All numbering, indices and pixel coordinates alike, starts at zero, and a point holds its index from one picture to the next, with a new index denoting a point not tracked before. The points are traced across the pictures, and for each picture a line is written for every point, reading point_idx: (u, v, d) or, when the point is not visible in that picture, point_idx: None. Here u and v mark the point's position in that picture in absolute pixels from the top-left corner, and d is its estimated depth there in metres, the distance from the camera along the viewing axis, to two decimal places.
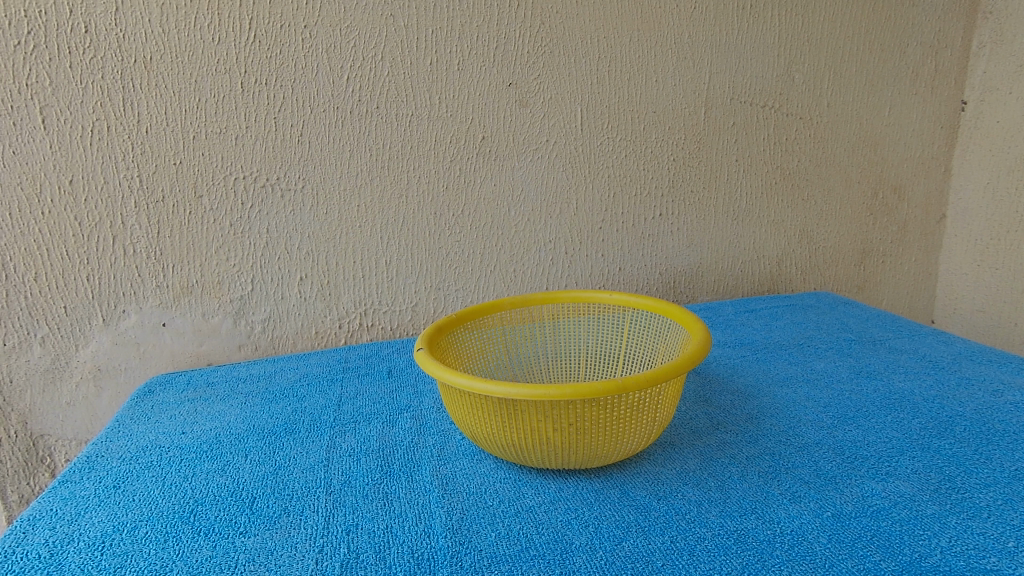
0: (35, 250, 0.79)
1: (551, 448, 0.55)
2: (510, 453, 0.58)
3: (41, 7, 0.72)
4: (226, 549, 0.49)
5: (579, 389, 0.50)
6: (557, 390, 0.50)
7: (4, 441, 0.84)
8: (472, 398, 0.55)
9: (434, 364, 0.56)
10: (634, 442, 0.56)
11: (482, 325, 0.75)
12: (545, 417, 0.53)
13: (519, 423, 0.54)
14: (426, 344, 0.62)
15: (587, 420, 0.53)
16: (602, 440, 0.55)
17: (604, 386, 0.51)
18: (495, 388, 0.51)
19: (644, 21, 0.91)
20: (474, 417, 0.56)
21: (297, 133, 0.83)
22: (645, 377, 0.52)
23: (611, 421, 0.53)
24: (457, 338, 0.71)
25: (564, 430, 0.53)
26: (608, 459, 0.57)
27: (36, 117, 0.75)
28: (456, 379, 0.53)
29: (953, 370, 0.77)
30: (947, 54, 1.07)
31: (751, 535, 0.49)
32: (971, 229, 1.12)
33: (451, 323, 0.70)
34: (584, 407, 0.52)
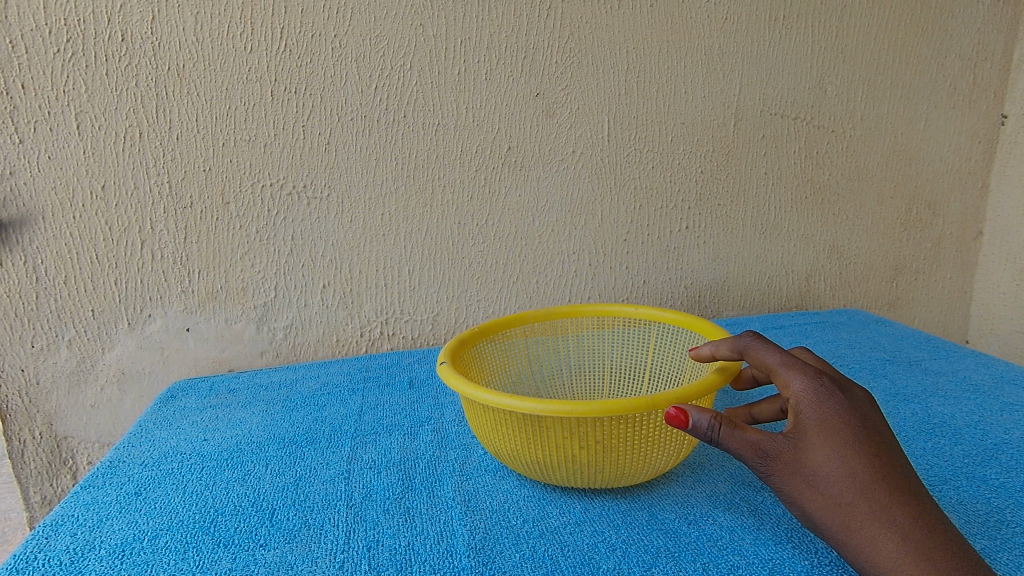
0: (66, 253, 0.80)
1: (577, 465, 0.53)
2: (534, 470, 0.56)
3: (80, 16, 0.73)
4: (247, 562, 0.48)
5: (607, 406, 0.49)
6: (584, 406, 0.48)
7: (28, 442, 0.85)
8: (496, 413, 0.54)
9: (457, 378, 0.55)
10: (664, 461, 0.55)
11: (505, 338, 0.74)
12: (571, 433, 0.51)
13: (544, 439, 0.52)
14: (449, 358, 0.61)
15: (615, 438, 0.51)
16: (631, 459, 0.53)
17: (634, 403, 0.49)
18: (519, 404, 0.49)
19: (673, 32, 0.90)
20: (497, 432, 0.55)
21: (325, 141, 0.83)
22: (676, 395, 0.50)
23: (640, 440, 0.52)
24: (480, 351, 0.70)
25: (590, 448, 0.52)
26: (636, 478, 0.55)
27: (71, 123, 0.76)
28: (479, 395, 0.52)
29: (996, 395, 0.73)
30: (987, 66, 1.04)
31: (787, 565, 0.46)
32: (1011, 247, 1.08)
33: (473, 335, 0.69)
34: (612, 424, 0.50)
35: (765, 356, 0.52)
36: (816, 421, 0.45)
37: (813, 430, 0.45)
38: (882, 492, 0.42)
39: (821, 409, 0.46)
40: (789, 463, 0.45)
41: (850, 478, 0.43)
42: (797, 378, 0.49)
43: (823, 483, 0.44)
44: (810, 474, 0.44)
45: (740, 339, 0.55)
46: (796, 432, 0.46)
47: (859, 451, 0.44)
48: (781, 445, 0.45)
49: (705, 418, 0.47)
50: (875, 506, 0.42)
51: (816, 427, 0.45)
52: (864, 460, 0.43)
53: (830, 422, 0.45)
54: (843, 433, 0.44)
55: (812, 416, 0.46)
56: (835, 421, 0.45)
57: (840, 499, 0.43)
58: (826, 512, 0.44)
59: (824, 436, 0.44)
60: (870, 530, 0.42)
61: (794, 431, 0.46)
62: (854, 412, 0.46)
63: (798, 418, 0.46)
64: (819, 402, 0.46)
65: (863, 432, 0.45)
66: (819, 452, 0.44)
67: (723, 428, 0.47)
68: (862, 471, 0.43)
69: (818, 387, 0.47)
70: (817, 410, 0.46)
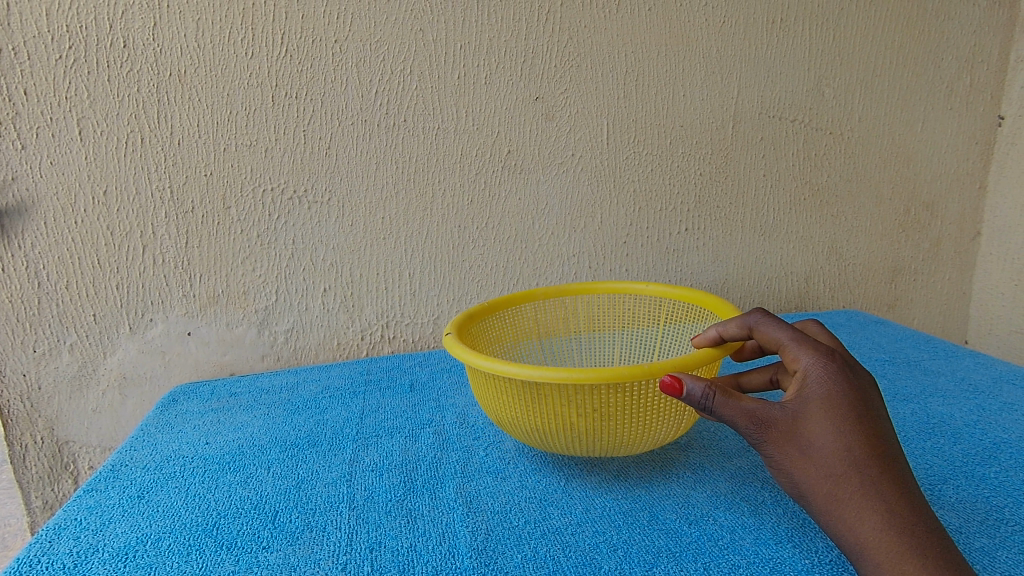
0: (68, 258, 0.80)
1: (575, 434, 0.54)
2: (534, 439, 0.57)
3: (82, 23, 0.74)
4: (250, 564, 0.49)
5: (602, 372, 0.49)
6: (579, 373, 0.49)
7: (30, 446, 0.85)
8: (496, 382, 0.55)
9: (460, 347, 0.57)
10: (664, 432, 0.55)
11: (517, 313, 0.76)
12: (568, 401, 0.52)
13: (542, 408, 0.53)
14: (455, 330, 0.62)
15: (612, 407, 0.52)
16: (628, 430, 0.53)
17: (629, 371, 0.50)
18: (517, 370, 0.50)
19: (672, 35, 0.91)
20: (496, 401, 0.56)
21: (325, 145, 0.84)
22: (672, 364, 0.51)
23: (638, 410, 0.52)
24: (490, 325, 0.72)
25: (587, 417, 0.52)
26: (635, 449, 0.56)
27: (74, 128, 0.77)
28: (479, 362, 0.53)
29: (995, 395, 0.73)
30: (983, 69, 1.04)
31: (789, 564, 0.47)
32: (1009, 247, 1.08)
33: (481, 312, 0.70)
34: (610, 394, 0.51)
35: (773, 332, 0.52)
36: (820, 395, 0.46)
37: (815, 404, 0.46)
38: (874, 469, 0.44)
39: (827, 385, 0.47)
40: (785, 432, 0.46)
41: (845, 452, 0.44)
42: (807, 353, 0.49)
43: (817, 454, 0.45)
44: (806, 444, 0.46)
45: (747, 315, 0.55)
46: (797, 404, 0.47)
47: (857, 427, 0.45)
48: (779, 415, 0.47)
49: (700, 387, 0.47)
50: (867, 481, 0.44)
51: (819, 401, 0.46)
52: (860, 436, 0.45)
53: (833, 397, 0.46)
54: (846, 410, 0.45)
55: (816, 390, 0.47)
56: (838, 395, 0.46)
57: (833, 469, 0.44)
58: (815, 481, 0.45)
59: (825, 409, 0.46)
60: (858, 503, 0.44)
61: (795, 404, 0.47)
62: (858, 391, 0.47)
63: (801, 391, 0.47)
64: (826, 378, 0.47)
65: (864, 409, 0.46)
66: (818, 424, 0.45)
67: (719, 397, 0.47)
68: (857, 446, 0.44)
69: (827, 364, 0.48)
70: (823, 385, 0.47)
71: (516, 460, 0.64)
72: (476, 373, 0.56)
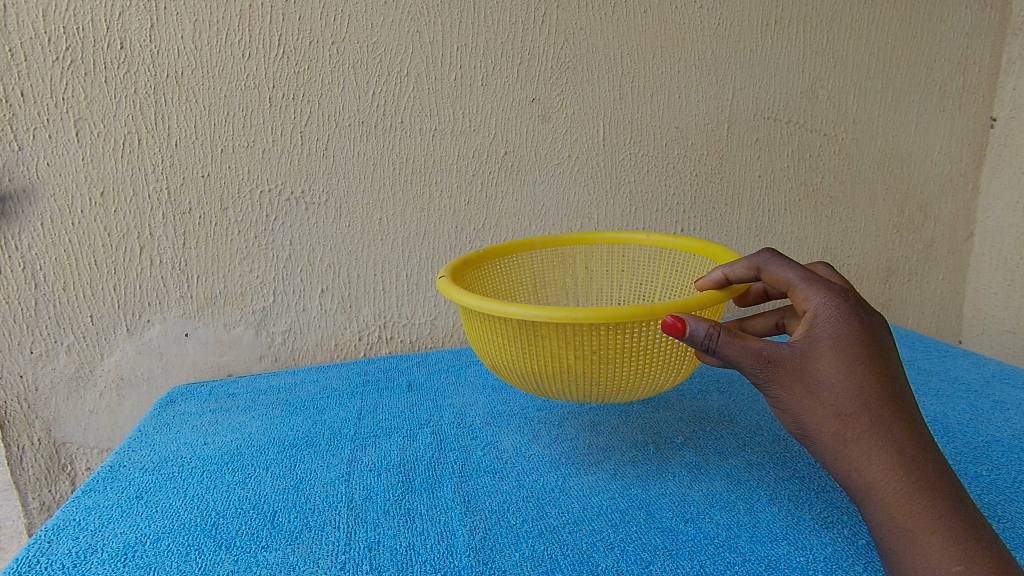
0: (66, 259, 0.80)
1: (572, 376, 0.55)
2: (530, 381, 0.58)
3: (79, 24, 0.74)
4: (249, 564, 0.50)
5: (602, 312, 0.50)
6: (579, 311, 0.49)
7: (27, 448, 0.85)
8: (494, 322, 0.55)
9: (456, 289, 0.57)
10: (660, 376, 0.56)
11: (514, 263, 0.76)
12: (566, 342, 0.52)
13: (538, 350, 0.54)
14: (450, 275, 0.63)
15: (610, 347, 0.52)
16: (625, 372, 0.54)
17: (630, 310, 0.50)
18: (515, 310, 0.51)
19: (667, 37, 0.91)
20: (494, 343, 0.57)
21: (323, 147, 0.84)
22: (673, 304, 0.51)
23: (637, 351, 0.53)
24: (487, 273, 0.73)
25: (585, 358, 0.53)
26: (632, 393, 0.57)
27: (71, 129, 0.77)
28: (476, 302, 0.53)
29: (987, 394, 0.74)
30: (975, 70, 1.05)
31: (783, 561, 0.48)
32: (1001, 248, 1.09)
33: (480, 259, 0.71)
34: (609, 334, 0.52)
35: (783, 273, 0.53)
36: (830, 335, 0.48)
37: (825, 344, 0.48)
38: (881, 408, 0.47)
39: (837, 325, 0.49)
40: (793, 371, 0.48)
41: (854, 391, 0.47)
42: (818, 293, 0.50)
43: (826, 393, 0.47)
44: (814, 383, 0.48)
45: (757, 255, 0.55)
46: (807, 343, 0.49)
47: (866, 366, 0.47)
48: (788, 355, 0.48)
49: (703, 327, 0.47)
50: (874, 419, 0.47)
51: (830, 340, 0.48)
52: (868, 375, 0.47)
53: (843, 337, 0.48)
54: (855, 350, 0.48)
55: (827, 330, 0.48)
56: (848, 335, 0.48)
57: (842, 407, 0.47)
58: (822, 419, 0.48)
59: (835, 349, 0.48)
60: (866, 443, 0.47)
61: (804, 343, 0.49)
62: (866, 330, 0.49)
63: (812, 331, 0.49)
64: (837, 317, 0.49)
65: (872, 347, 0.48)
66: (828, 364, 0.48)
67: (723, 338, 0.48)
68: (866, 386, 0.47)
69: (838, 303, 0.49)
70: (833, 325, 0.49)
71: (513, 459, 0.64)
72: (474, 314, 0.57)
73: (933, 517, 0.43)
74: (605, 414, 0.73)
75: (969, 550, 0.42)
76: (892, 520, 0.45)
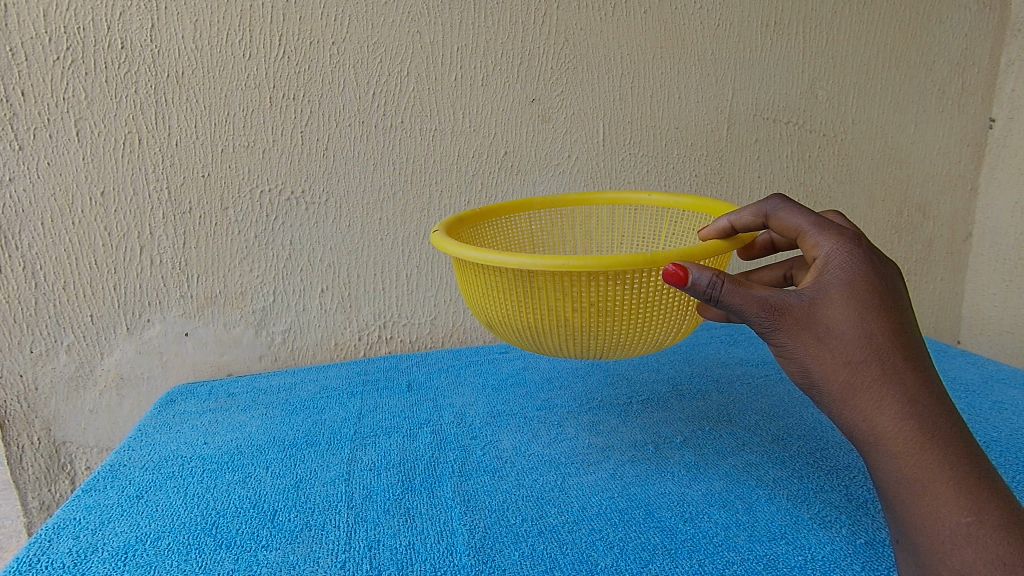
0: (65, 259, 0.80)
1: (571, 331, 0.53)
2: (526, 338, 0.57)
3: (79, 24, 0.74)
4: (249, 563, 0.50)
5: (602, 260, 0.48)
6: (578, 260, 0.48)
7: (27, 447, 0.85)
8: (489, 274, 0.53)
9: (450, 242, 0.55)
10: (661, 333, 0.55)
11: (510, 224, 0.73)
12: (564, 294, 0.51)
13: (535, 302, 0.53)
14: (444, 230, 0.61)
15: (609, 299, 0.51)
16: (624, 328, 0.53)
17: (631, 258, 0.48)
18: (510, 259, 0.49)
19: (667, 38, 0.91)
20: (489, 297, 0.55)
21: (322, 147, 0.84)
22: (677, 253, 0.49)
23: (637, 304, 0.52)
24: (482, 233, 0.69)
25: (583, 310, 0.52)
26: (632, 350, 0.56)
27: (71, 129, 0.77)
28: (470, 252, 0.51)
29: (986, 394, 0.74)
30: (974, 71, 1.05)
31: (782, 561, 0.49)
32: (1000, 248, 1.10)
33: (474, 217, 0.68)
34: (608, 284, 0.50)
35: (794, 219, 0.51)
36: (842, 281, 0.46)
37: (836, 290, 0.46)
38: (894, 357, 0.45)
39: (849, 271, 0.46)
40: (802, 319, 0.46)
41: (865, 338, 0.45)
42: (829, 239, 0.48)
43: (836, 342, 0.46)
44: (823, 331, 0.46)
45: (765, 202, 0.53)
46: (817, 290, 0.46)
47: (878, 313, 0.46)
48: (796, 302, 0.46)
49: (706, 276, 0.45)
50: (886, 368, 0.45)
51: (842, 286, 0.46)
52: (880, 322, 0.46)
53: (855, 284, 0.46)
54: (867, 297, 0.46)
55: (838, 276, 0.46)
56: (860, 281, 0.46)
57: (852, 356, 0.45)
58: (832, 369, 0.46)
59: (846, 296, 0.46)
60: (877, 392, 0.45)
61: (814, 290, 0.47)
62: (879, 275, 0.47)
63: (822, 278, 0.47)
64: (849, 262, 0.47)
65: (885, 293, 0.46)
66: (839, 311, 0.46)
67: (727, 286, 0.45)
68: (879, 333, 0.45)
69: (850, 249, 0.47)
70: (845, 271, 0.46)
71: (512, 459, 0.64)
72: (469, 267, 0.55)
73: (944, 468, 0.44)
74: (604, 413, 0.73)
75: (978, 500, 0.43)
76: (903, 471, 0.45)
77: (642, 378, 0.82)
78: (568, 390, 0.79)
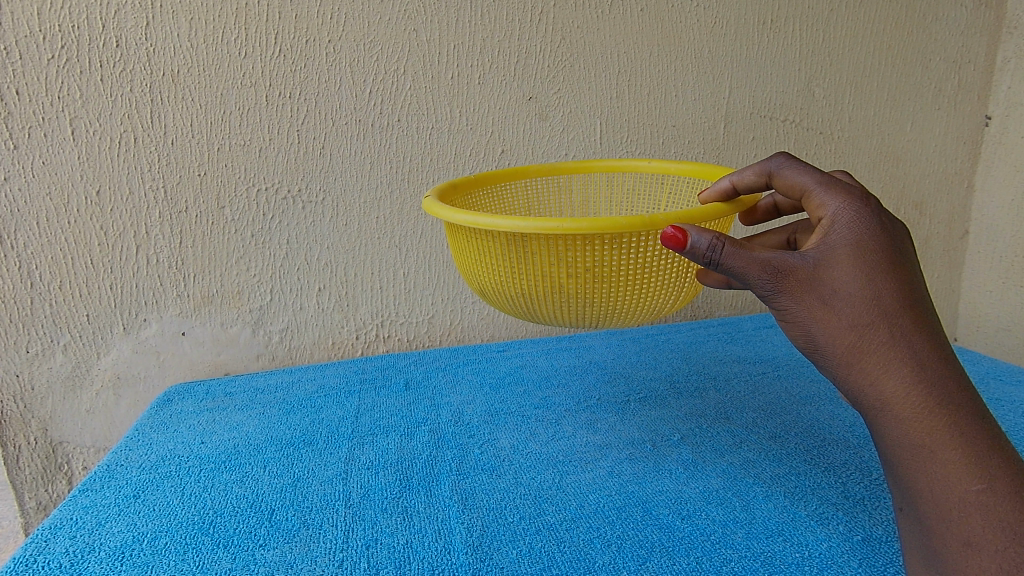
0: (62, 259, 0.80)
1: (566, 298, 0.53)
2: (520, 306, 0.56)
3: (74, 23, 0.74)
4: (246, 562, 0.50)
5: (598, 223, 0.47)
6: (573, 222, 0.47)
7: (24, 447, 0.85)
8: (482, 238, 0.52)
9: (441, 206, 0.54)
10: (658, 302, 0.54)
11: (507, 192, 0.70)
12: (559, 260, 0.50)
13: (529, 268, 0.52)
14: (437, 195, 0.59)
15: (605, 265, 0.50)
16: (621, 296, 0.52)
17: (628, 221, 0.47)
18: (503, 223, 0.48)
19: (664, 36, 0.91)
20: (483, 263, 0.54)
21: (319, 146, 0.84)
22: (676, 215, 0.48)
23: (634, 270, 0.51)
24: (477, 200, 0.67)
25: (579, 277, 0.51)
26: (628, 319, 0.55)
27: (67, 128, 0.77)
28: (461, 215, 0.50)
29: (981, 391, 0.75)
30: (970, 69, 1.05)
31: (779, 558, 0.49)
32: (995, 245, 1.10)
33: (469, 184, 0.65)
34: (604, 249, 0.49)
35: (798, 177, 0.49)
36: (848, 241, 0.44)
37: (843, 251, 0.44)
38: (904, 320, 0.43)
39: (856, 232, 0.44)
40: (804, 282, 0.44)
41: (873, 301, 0.43)
42: (835, 198, 0.46)
43: (842, 305, 0.44)
44: (828, 293, 0.44)
45: (769, 160, 0.51)
46: (822, 251, 0.44)
47: (887, 275, 0.43)
48: (799, 264, 0.44)
49: (705, 238, 0.44)
50: (895, 331, 0.43)
51: (848, 247, 0.44)
52: (890, 284, 0.43)
53: (862, 244, 0.43)
54: (876, 258, 0.43)
55: (845, 236, 0.44)
56: (867, 240, 0.44)
57: (858, 319, 0.43)
58: (837, 335, 0.44)
59: (853, 257, 0.43)
60: (885, 356, 0.43)
61: (819, 252, 0.44)
62: (889, 235, 0.44)
63: (827, 239, 0.44)
64: (856, 222, 0.44)
65: (896, 253, 0.44)
66: (845, 272, 0.43)
67: (726, 248, 0.44)
68: (888, 295, 0.43)
69: (857, 208, 0.45)
70: (852, 231, 0.44)
71: (511, 457, 0.64)
72: (462, 230, 0.54)
73: (953, 433, 0.42)
74: (602, 411, 0.73)
75: (987, 465, 0.42)
76: (909, 436, 0.43)
77: (640, 376, 0.82)
78: (566, 388, 0.79)
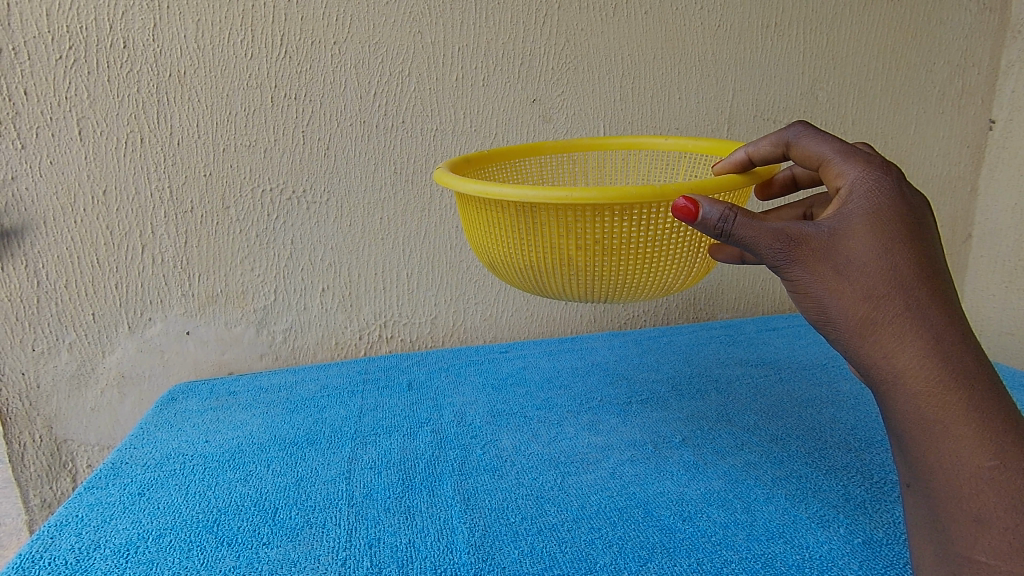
0: (68, 257, 0.81)
1: (575, 272, 0.53)
2: (530, 279, 0.56)
3: (82, 24, 0.74)
4: (250, 560, 0.50)
5: (608, 193, 0.47)
6: (582, 192, 0.47)
7: (29, 445, 0.85)
8: (491, 210, 0.53)
9: (451, 176, 0.54)
10: (668, 279, 0.55)
11: (520, 168, 0.70)
12: (567, 232, 0.50)
13: (538, 240, 0.52)
14: (449, 167, 0.59)
15: (616, 237, 0.50)
16: (631, 271, 0.52)
17: (638, 191, 0.47)
18: (511, 192, 0.48)
19: (668, 40, 0.91)
20: (492, 235, 0.55)
21: (323, 147, 0.84)
22: (689, 186, 0.48)
23: (644, 244, 0.51)
24: (490, 175, 0.67)
25: (587, 250, 0.51)
26: (637, 295, 0.56)
27: (73, 128, 0.77)
28: (471, 185, 0.50)
29: None
30: (975, 73, 1.05)
31: (780, 560, 0.49)
32: (998, 249, 1.10)
33: (482, 159, 0.66)
34: (613, 221, 0.49)
35: (816, 146, 0.49)
36: (866, 211, 0.44)
37: (859, 221, 0.44)
38: (920, 292, 0.43)
39: (874, 201, 0.44)
40: (820, 253, 0.44)
41: (889, 272, 0.43)
42: (854, 168, 0.46)
43: (857, 275, 0.44)
44: (843, 263, 0.44)
45: (786, 131, 0.51)
46: (838, 221, 0.44)
47: (903, 246, 0.43)
48: (815, 234, 0.44)
49: (717, 210, 0.43)
50: (911, 302, 0.43)
51: (865, 217, 0.44)
52: (906, 255, 0.43)
53: (879, 214, 0.44)
54: (893, 228, 0.43)
55: (862, 206, 0.44)
56: (885, 210, 0.44)
57: (873, 290, 0.43)
58: (852, 307, 0.44)
59: (870, 226, 0.43)
60: (900, 328, 0.43)
61: (834, 222, 0.44)
62: (907, 204, 0.44)
63: (844, 209, 0.45)
64: (874, 191, 0.44)
65: (912, 223, 0.44)
66: (861, 241, 0.43)
67: (739, 219, 0.44)
68: (904, 266, 0.43)
69: (876, 177, 0.45)
70: (870, 200, 0.44)
71: (512, 458, 0.64)
72: (472, 202, 0.54)
73: (968, 410, 0.43)
74: (603, 413, 0.73)
75: (1003, 444, 0.42)
76: (922, 412, 0.44)
77: (641, 377, 0.82)
78: (569, 389, 0.79)
